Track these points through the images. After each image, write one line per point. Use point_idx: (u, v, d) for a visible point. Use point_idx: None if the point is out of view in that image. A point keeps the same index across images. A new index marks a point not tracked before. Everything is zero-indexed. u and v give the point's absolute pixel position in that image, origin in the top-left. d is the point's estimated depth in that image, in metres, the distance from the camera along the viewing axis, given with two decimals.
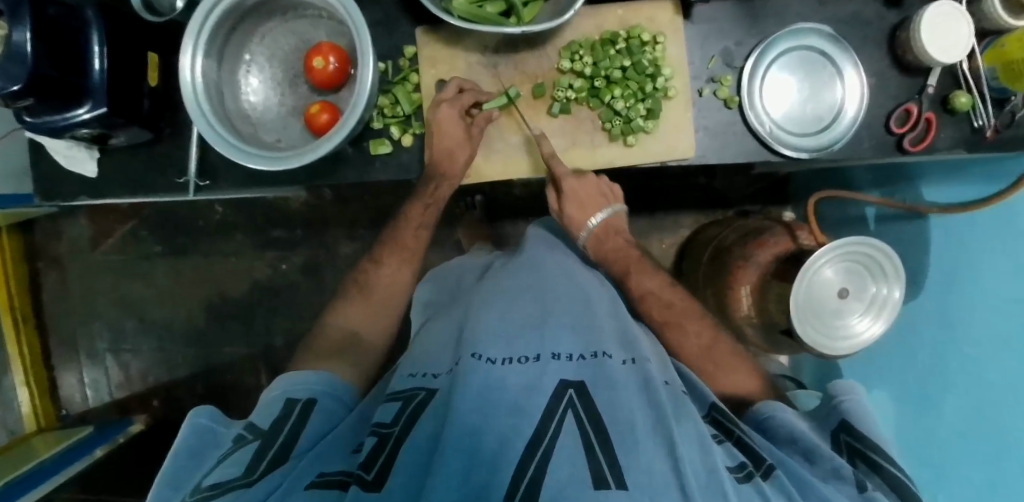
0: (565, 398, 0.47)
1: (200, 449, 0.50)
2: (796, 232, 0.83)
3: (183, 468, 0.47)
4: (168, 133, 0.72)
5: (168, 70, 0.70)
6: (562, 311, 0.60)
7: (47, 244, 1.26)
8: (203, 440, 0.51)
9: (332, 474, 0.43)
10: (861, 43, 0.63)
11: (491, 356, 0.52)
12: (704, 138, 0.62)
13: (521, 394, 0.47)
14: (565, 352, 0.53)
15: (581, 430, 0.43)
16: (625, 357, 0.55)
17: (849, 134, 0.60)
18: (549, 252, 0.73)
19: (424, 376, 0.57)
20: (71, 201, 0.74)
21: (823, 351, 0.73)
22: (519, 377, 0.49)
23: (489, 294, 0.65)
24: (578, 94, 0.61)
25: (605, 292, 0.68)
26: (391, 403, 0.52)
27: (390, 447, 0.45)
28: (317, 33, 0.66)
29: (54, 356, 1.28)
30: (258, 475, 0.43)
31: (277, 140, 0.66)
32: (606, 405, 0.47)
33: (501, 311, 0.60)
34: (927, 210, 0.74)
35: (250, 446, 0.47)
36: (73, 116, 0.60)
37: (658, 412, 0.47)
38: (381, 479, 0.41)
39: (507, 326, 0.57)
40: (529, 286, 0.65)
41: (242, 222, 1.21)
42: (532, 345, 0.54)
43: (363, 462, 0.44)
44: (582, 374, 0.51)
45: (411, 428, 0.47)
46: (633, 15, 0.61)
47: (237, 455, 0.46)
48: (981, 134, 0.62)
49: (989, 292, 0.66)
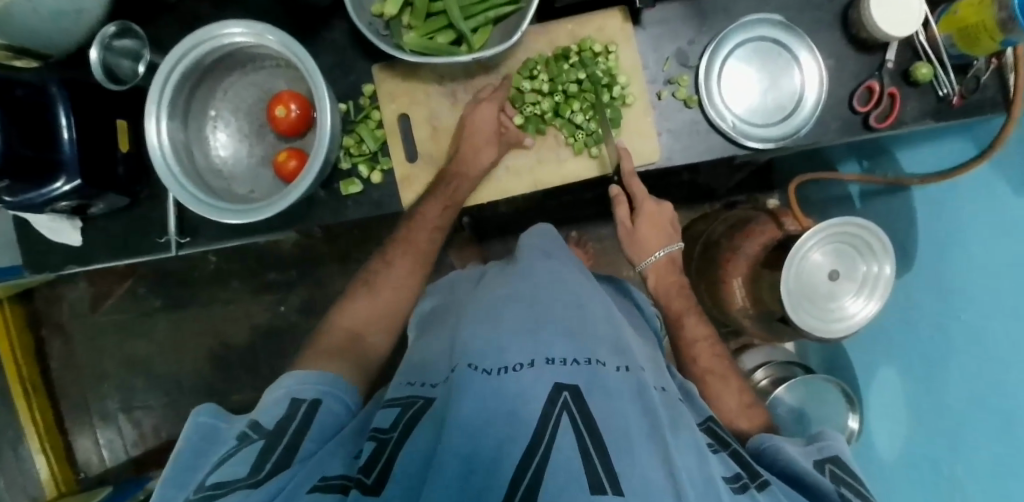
0: (559, 400, 0.42)
1: (204, 448, 0.46)
2: (781, 219, 0.81)
3: (186, 469, 0.44)
4: (146, 196, 0.73)
5: (137, 134, 0.72)
6: (557, 314, 0.54)
7: (49, 311, 1.27)
8: (206, 438, 0.47)
9: (334, 477, 0.40)
10: (814, 27, 0.63)
11: (487, 367, 0.46)
12: (669, 141, 0.62)
13: (515, 401, 0.42)
14: (560, 356, 0.47)
15: (580, 438, 0.39)
16: (619, 362, 0.51)
17: (812, 120, 0.60)
18: (543, 261, 0.67)
19: (420, 386, 0.51)
20: (60, 270, 0.75)
21: (821, 336, 0.72)
22: (516, 382, 0.44)
23: (482, 302, 0.58)
24: (541, 112, 0.61)
25: (602, 297, 0.63)
26: (390, 408, 0.48)
27: (390, 450, 0.41)
28: (277, 82, 0.68)
29: (67, 420, 1.28)
30: (264, 476, 0.40)
31: (251, 191, 0.67)
32: (601, 409, 0.42)
33: (492, 319, 0.54)
34: (908, 183, 0.74)
35: (256, 444, 0.43)
36: (51, 190, 0.61)
37: (655, 420, 0.44)
38: (380, 484, 0.37)
39: (502, 328, 0.51)
40: (520, 294, 0.58)
41: (238, 268, 1.23)
42: (526, 349, 0.48)
43: (363, 465, 0.40)
44: (575, 376, 0.45)
45: (410, 431, 0.43)
46: (583, 28, 0.61)
47: (242, 453, 0.42)
48: (947, 102, 0.63)
49: (974, 300, 0.65)
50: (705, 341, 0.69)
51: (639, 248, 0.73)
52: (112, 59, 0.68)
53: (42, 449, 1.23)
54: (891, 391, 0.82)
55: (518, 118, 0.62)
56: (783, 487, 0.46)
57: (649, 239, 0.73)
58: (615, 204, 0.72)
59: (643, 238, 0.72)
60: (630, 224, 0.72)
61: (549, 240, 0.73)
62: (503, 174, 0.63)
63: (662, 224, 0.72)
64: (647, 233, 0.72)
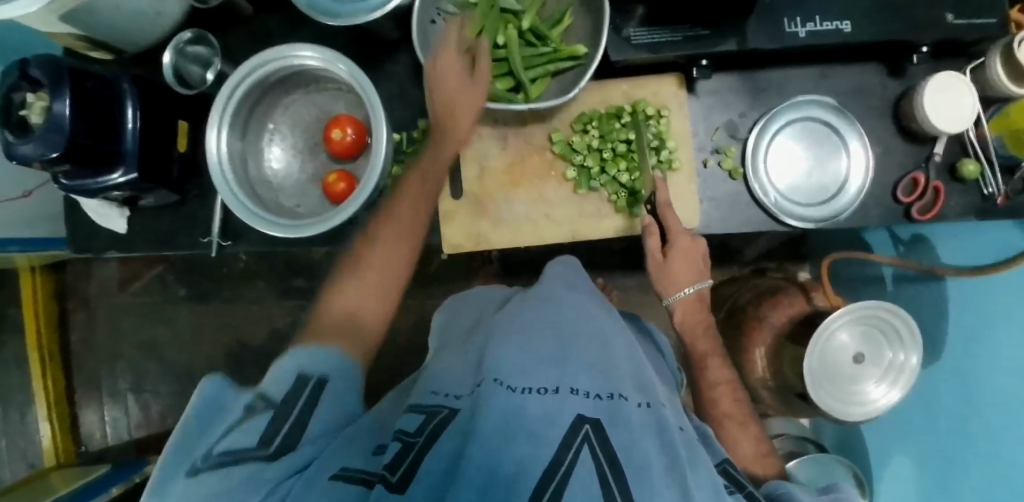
0: (580, 432, 0.39)
1: (209, 414, 0.44)
2: (810, 293, 0.82)
3: (193, 433, 0.42)
4: (195, 196, 0.76)
5: (196, 136, 0.75)
6: (583, 348, 0.52)
7: (77, 285, 1.30)
8: (212, 408, 0.44)
9: (354, 469, 0.39)
10: (866, 114, 0.64)
11: (514, 384, 0.44)
12: (709, 208, 0.63)
13: (537, 425, 0.39)
14: (584, 388, 0.45)
15: (601, 475, 0.36)
16: (641, 399, 0.48)
17: (854, 205, 0.61)
18: (569, 291, 0.66)
19: (445, 396, 0.50)
20: (101, 253, 0.78)
21: (839, 418, 0.72)
22: (539, 406, 0.41)
23: (510, 324, 0.57)
24: (588, 166, 0.62)
25: (623, 335, 0.61)
26: (415, 414, 0.46)
27: (413, 455, 0.39)
28: (336, 105, 0.70)
29: (77, 393, 1.30)
30: (278, 452, 0.40)
31: (297, 206, 0.69)
32: (625, 444, 0.39)
33: (521, 340, 0.52)
34: (944, 272, 0.74)
35: (264, 417, 0.43)
36: (107, 180, 0.64)
37: (675, 462, 0.41)
38: (404, 482, 0.36)
39: (528, 353, 0.49)
40: (551, 319, 0.57)
41: (266, 270, 1.25)
42: (550, 376, 0.46)
43: (390, 462, 0.39)
44: (597, 410, 0.43)
45: (436, 437, 0.41)
46: (639, 90, 0.63)
47: (247, 425, 0.42)
48: (991, 201, 0.62)
49: (999, 396, 0.66)
50: (727, 385, 0.66)
51: (665, 284, 0.63)
52: (182, 63, 0.71)
53: (48, 418, 1.26)
54: (903, 478, 0.81)
55: (571, 171, 0.63)
56: None
57: (681, 275, 0.61)
58: (643, 232, 0.61)
59: (674, 271, 0.61)
60: (661, 257, 0.61)
61: (574, 273, 0.72)
62: (542, 221, 0.64)
63: (696, 260, 0.61)
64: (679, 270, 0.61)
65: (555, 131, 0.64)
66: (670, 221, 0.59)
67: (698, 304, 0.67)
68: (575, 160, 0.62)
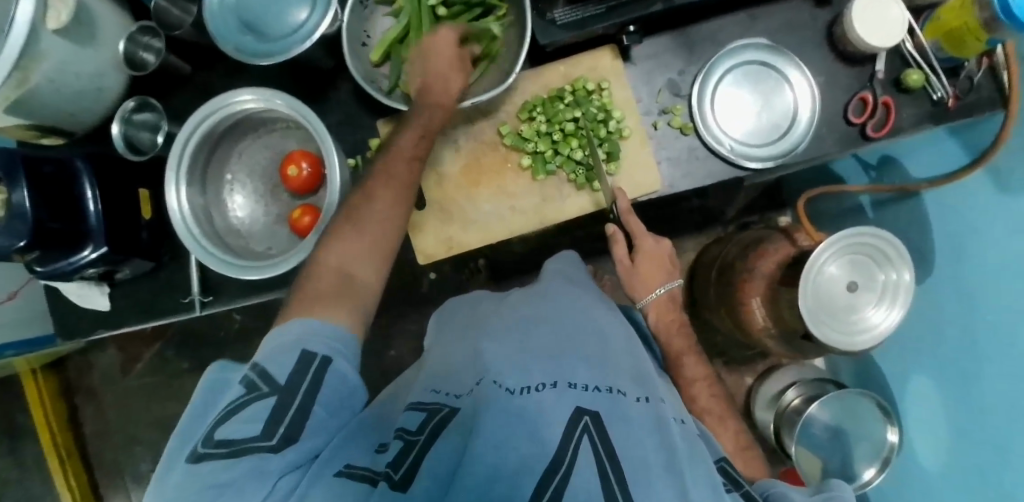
0: (579, 424, 0.39)
1: (211, 402, 0.46)
2: (794, 235, 0.80)
3: (196, 422, 0.44)
4: (169, 259, 0.76)
5: (159, 202, 0.75)
6: (580, 344, 0.52)
7: (80, 377, 1.29)
8: (213, 392, 0.46)
9: (359, 468, 0.39)
10: (802, 46, 0.64)
11: (511, 384, 0.45)
12: (668, 168, 0.63)
13: (538, 422, 0.40)
14: (583, 381, 0.45)
15: (601, 471, 0.36)
16: (641, 393, 0.47)
17: (808, 135, 0.62)
18: (566, 285, 0.67)
19: (445, 393, 0.50)
20: (89, 335, 0.78)
21: (845, 350, 0.71)
22: (537, 405, 0.42)
23: (506, 323, 0.58)
24: (542, 151, 0.63)
25: (619, 325, 0.60)
26: (415, 412, 0.47)
27: (418, 451, 0.40)
28: (289, 143, 0.71)
29: (100, 484, 1.29)
30: (281, 444, 0.39)
31: (269, 248, 0.70)
32: (622, 439, 0.39)
33: (516, 341, 0.53)
34: (917, 188, 0.74)
35: (265, 403, 0.41)
36: (79, 258, 0.65)
37: (673, 455, 0.40)
38: (407, 481, 0.38)
39: (529, 351, 0.50)
40: (545, 317, 0.58)
41: (262, 323, 1.25)
42: (548, 372, 0.46)
43: (392, 461, 0.40)
44: (596, 402, 0.43)
45: (437, 436, 0.42)
46: (576, 68, 0.63)
47: (248, 410, 0.40)
48: (943, 105, 0.63)
49: (999, 309, 0.64)
50: (705, 381, 0.67)
51: (639, 287, 0.69)
52: (131, 131, 0.72)
53: None
54: (925, 402, 0.80)
55: (525, 159, 0.63)
56: None
57: (652, 278, 0.68)
58: (610, 240, 0.68)
59: (643, 274, 0.68)
60: (629, 261, 0.68)
61: (575, 268, 0.73)
62: (508, 214, 0.64)
63: (662, 259, 0.69)
64: (648, 271, 0.68)
65: (503, 124, 0.64)
66: (635, 228, 0.66)
67: (671, 305, 0.70)
68: (528, 148, 0.62)
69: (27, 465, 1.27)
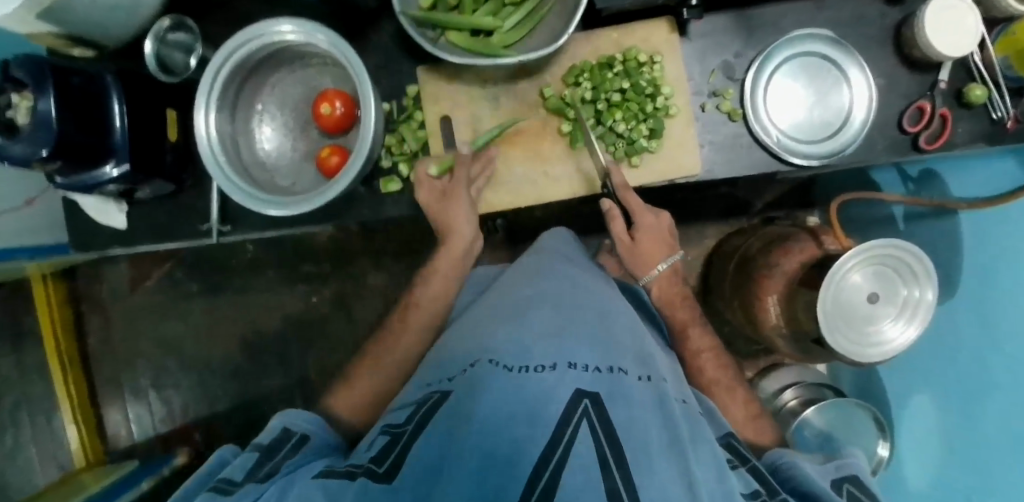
0: (579, 408, 0.39)
1: (214, 472, 0.50)
2: (820, 237, 0.80)
3: (198, 486, 0.48)
4: (191, 185, 0.76)
5: (186, 125, 0.74)
6: (582, 323, 0.52)
7: (89, 289, 1.31)
8: (216, 465, 0.51)
9: (339, 468, 0.42)
10: (865, 44, 0.62)
11: (508, 362, 0.45)
12: (710, 153, 0.62)
13: (535, 401, 0.39)
14: (583, 362, 0.45)
15: (600, 447, 0.35)
16: (641, 372, 0.47)
17: (860, 137, 0.59)
18: (564, 265, 0.66)
19: (439, 379, 0.51)
20: (106, 250, 0.78)
21: (854, 359, 0.71)
22: (537, 384, 0.41)
23: (501, 305, 0.58)
24: (584, 119, 0.61)
25: (623, 307, 0.60)
26: (406, 407, 0.49)
27: (402, 445, 0.41)
28: (323, 80, 0.69)
29: (100, 394, 1.32)
30: (263, 476, 0.46)
31: (293, 184, 0.69)
32: (624, 419, 0.39)
33: (515, 321, 0.52)
34: (955, 206, 0.73)
35: (251, 459, 0.50)
36: (100, 174, 0.63)
37: (675, 433, 0.40)
38: (393, 471, 0.38)
39: (527, 329, 0.50)
40: (548, 297, 0.57)
41: (272, 258, 1.25)
42: (549, 353, 0.46)
43: (376, 457, 0.41)
44: (598, 384, 0.42)
45: (424, 425, 0.43)
46: (629, 37, 0.61)
47: (243, 469, 0.47)
48: (1000, 126, 0.60)
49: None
50: (710, 352, 0.67)
51: (639, 267, 0.66)
52: (165, 51, 0.71)
53: (75, 421, 1.27)
54: (921, 422, 0.81)
55: (566, 125, 0.61)
56: None
57: (647, 254, 0.65)
58: (606, 218, 0.63)
59: (641, 251, 0.65)
60: (628, 239, 0.64)
61: (568, 244, 0.73)
62: (541, 180, 0.63)
63: (661, 234, 0.65)
64: (647, 247, 0.64)
65: (546, 86, 0.62)
66: (632, 207, 0.61)
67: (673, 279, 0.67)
68: (569, 114, 0.61)
69: (31, 368, 1.30)
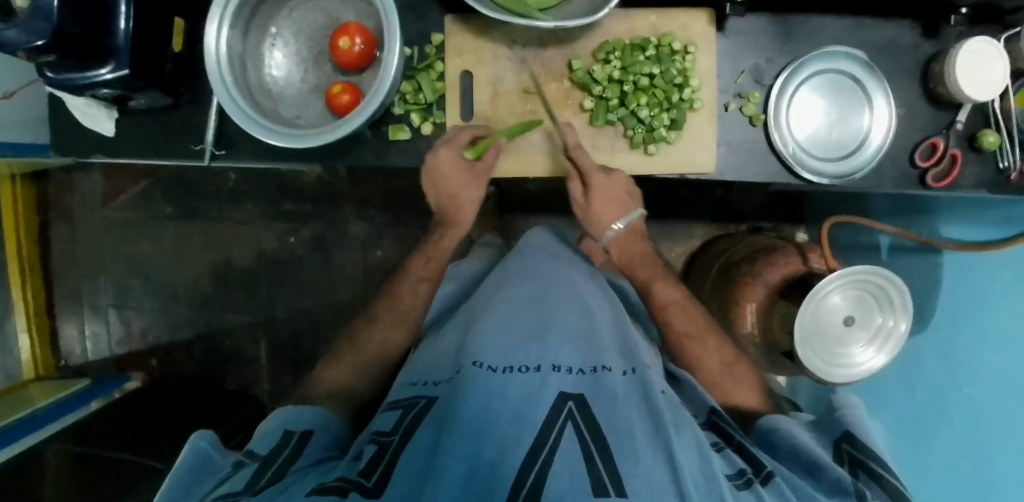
0: (563, 409, 0.40)
1: (198, 474, 0.47)
2: (807, 254, 0.81)
3: (181, 491, 0.45)
4: (188, 100, 0.72)
5: (193, 36, 0.70)
6: (566, 320, 0.52)
7: (59, 196, 1.25)
8: (199, 464, 0.48)
9: (333, 481, 0.41)
10: (895, 72, 0.62)
11: (493, 364, 0.45)
12: (726, 153, 0.62)
13: (520, 404, 0.41)
14: (566, 364, 0.46)
15: (585, 449, 0.36)
16: (625, 366, 0.49)
17: (872, 163, 0.60)
18: (547, 261, 0.66)
19: (424, 386, 0.52)
20: (87, 157, 0.74)
21: (824, 378, 0.73)
22: (520, 388, 0.42)
23: (487, 303, 0.58)
24: (608, 98, 0.60)
25: (606, 302, 0.60)
26: (392, 411, 0.49)
27: (392, 453, 0.42)
28: (345, 13, 0.66)
29: (57, 306, 1.28)
30: (263, 486, 0.43)
31: (297, 117, 0.66)
32: (610, 417, 0.40)
33: (500, 319, 0.53)
34: (942, 245, 0.74)
35: (250, 468, 0.46)
36: (94, 75, 0.59)
37: (658, 422, 0.41)
38: (381, 487, 0.38)
39: (512, 329, 0.50)
40: (530, 295, 0.57)
41: (255, 191, 1.21)
42: (533, 353, 0.47)
43: (365, 468, 0.41)
44: (581, 386, 0.44)
45: (413, 434, 0.44)
46: (666, 23, 0.60)
47: (237, 476, 0.45)
48: (1005, 175, 0.61)
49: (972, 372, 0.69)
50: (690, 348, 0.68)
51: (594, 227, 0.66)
52: None
53: (28, 330, 1.20)
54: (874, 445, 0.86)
55: (588, 100, 0.60)
56: (788, 481, 0.45)
57: (605, 216, 0.65)
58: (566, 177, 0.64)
59: (596, 213, 0.65)
60: (584, 198, 0.64)
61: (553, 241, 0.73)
62: (555, 152, 0.63)
63: (619, 196, 0.63)
64: (602, 209, 0.64)
65: (574, 58, 0.60)
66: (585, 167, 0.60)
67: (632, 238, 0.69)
68: (595, 89, 0.59)
69: None
